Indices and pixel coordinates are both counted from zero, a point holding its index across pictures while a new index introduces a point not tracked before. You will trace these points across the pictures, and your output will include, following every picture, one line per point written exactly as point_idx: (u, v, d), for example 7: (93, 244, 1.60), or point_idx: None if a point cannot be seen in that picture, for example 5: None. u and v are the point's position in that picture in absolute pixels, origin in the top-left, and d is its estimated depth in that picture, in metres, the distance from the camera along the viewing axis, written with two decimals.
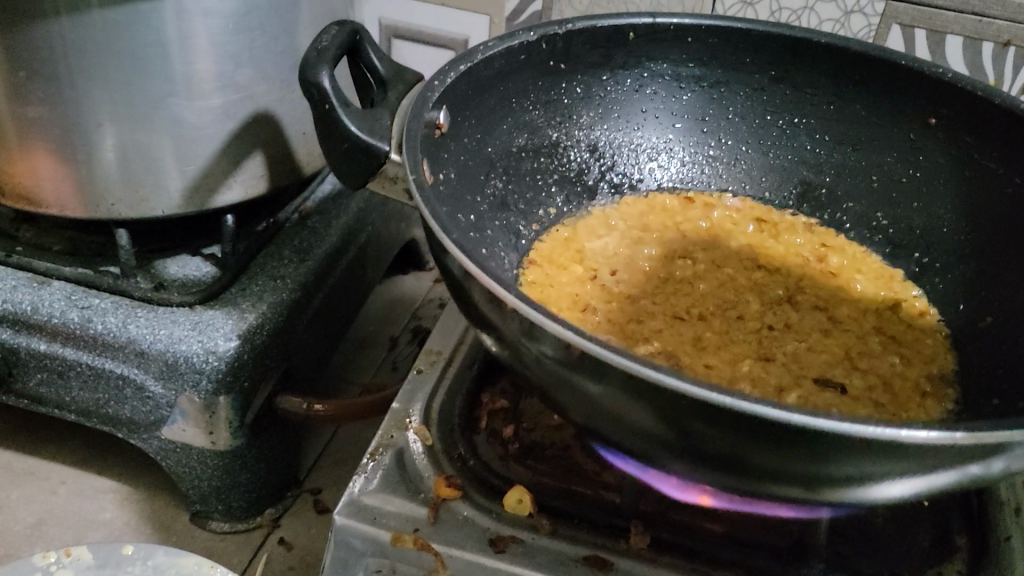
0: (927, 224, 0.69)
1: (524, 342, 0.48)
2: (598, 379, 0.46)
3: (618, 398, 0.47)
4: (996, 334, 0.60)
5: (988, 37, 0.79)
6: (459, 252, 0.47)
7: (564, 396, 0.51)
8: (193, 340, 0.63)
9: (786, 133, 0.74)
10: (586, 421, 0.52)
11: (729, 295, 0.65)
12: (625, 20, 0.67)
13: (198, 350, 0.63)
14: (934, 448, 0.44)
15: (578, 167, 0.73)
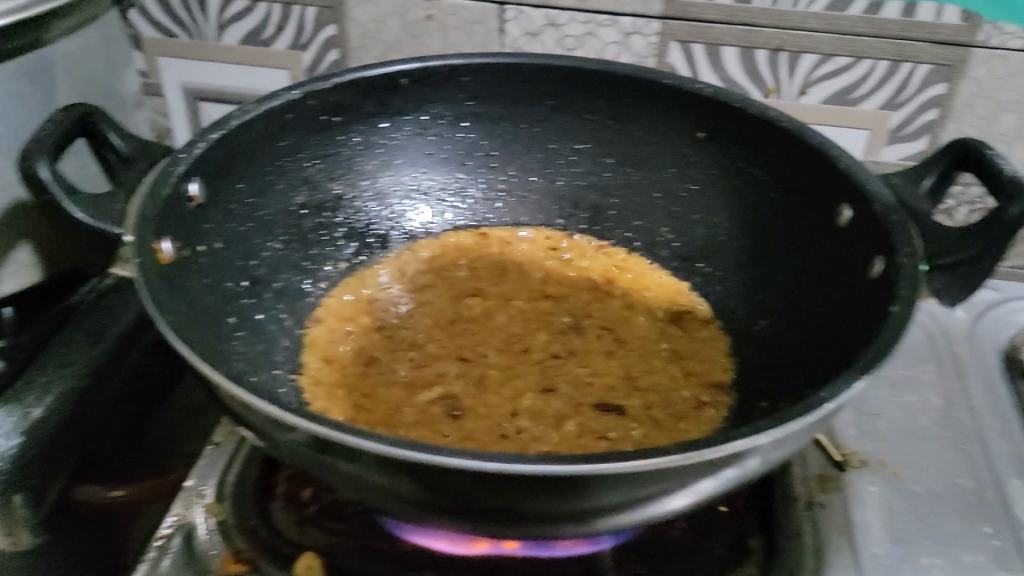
0: (705, 233, 0.72)
1: (272, 432, 0.47)
2: (346, 459, 0.46)
3: (372, 476, 0.47)
4: (770, 337, 0.64)
5: (760, 45, 0.82)
6: (190, 352, 0.46)
7: (327, 476, 0.50)
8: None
9: (572, 159, 0.75)
10: (355, 497, 0.51)
11: (515, 329, 0.68)
12: (395, 67, 0.67)
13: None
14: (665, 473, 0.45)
15: (366, 218, 0.74)
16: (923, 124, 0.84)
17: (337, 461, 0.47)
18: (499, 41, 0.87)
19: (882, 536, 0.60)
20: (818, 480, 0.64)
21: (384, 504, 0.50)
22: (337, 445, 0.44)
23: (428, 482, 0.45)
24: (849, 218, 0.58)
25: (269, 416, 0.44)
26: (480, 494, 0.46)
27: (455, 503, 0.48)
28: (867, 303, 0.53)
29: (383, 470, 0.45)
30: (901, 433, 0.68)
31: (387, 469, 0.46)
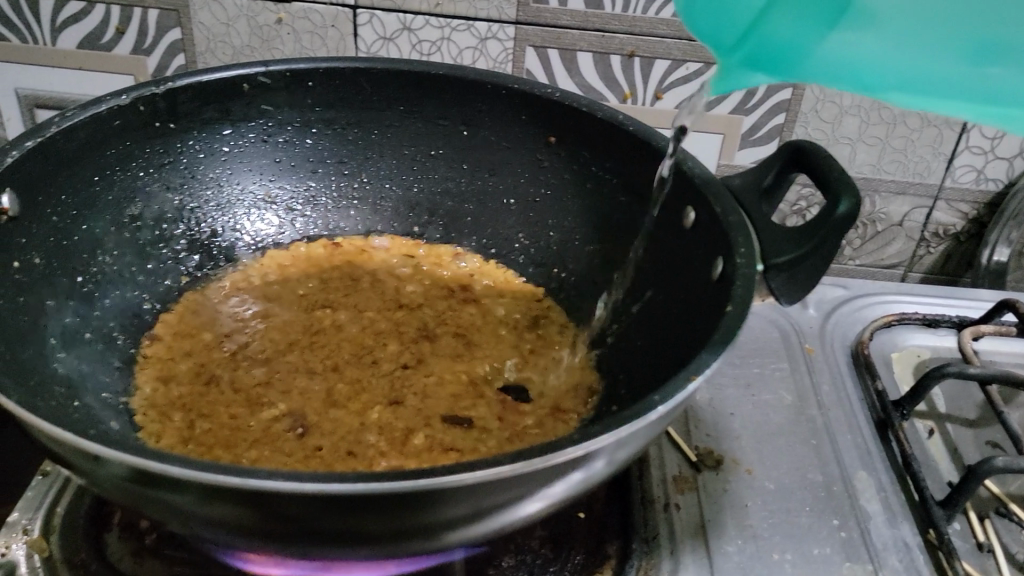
0: (562, 238, 0.72)
1: (88, 464, 0.43)
2: (173, 490, 0.42)
3: (201, 505, 0.43)
4: (620, 339, 0.64)
5: (614, 50, 0.83)
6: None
7: (152, 507, 0.46)
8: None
9: (426, 165, 0.74)
10: (187, 529, 0.47)
11: (366, 339, 0.67)
12: (233, 71, 0.64)
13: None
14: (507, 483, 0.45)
15: (210, 229, 0.71)
16: (773, 127, 0.86)
17: (164, 492, 0.43)
18: (354, 46, 0.85)
19: (736, 533, 0.61)
20: (674, 481, 0.64)
21: (219, 533, 0.46)
22: (150, 472, 0.41)
23: (263, 507, 0.42)
24: (693, 221, 0.58)
25: (78, 446, 0.40)
26: (321, 518, 0.43)
27: (300, 528, 0.44)
28: (710, 302, 0.53)
29: (214, 499, 0.42)
30: (756, 431, 0.69)
31: (209, 496, 0.43)
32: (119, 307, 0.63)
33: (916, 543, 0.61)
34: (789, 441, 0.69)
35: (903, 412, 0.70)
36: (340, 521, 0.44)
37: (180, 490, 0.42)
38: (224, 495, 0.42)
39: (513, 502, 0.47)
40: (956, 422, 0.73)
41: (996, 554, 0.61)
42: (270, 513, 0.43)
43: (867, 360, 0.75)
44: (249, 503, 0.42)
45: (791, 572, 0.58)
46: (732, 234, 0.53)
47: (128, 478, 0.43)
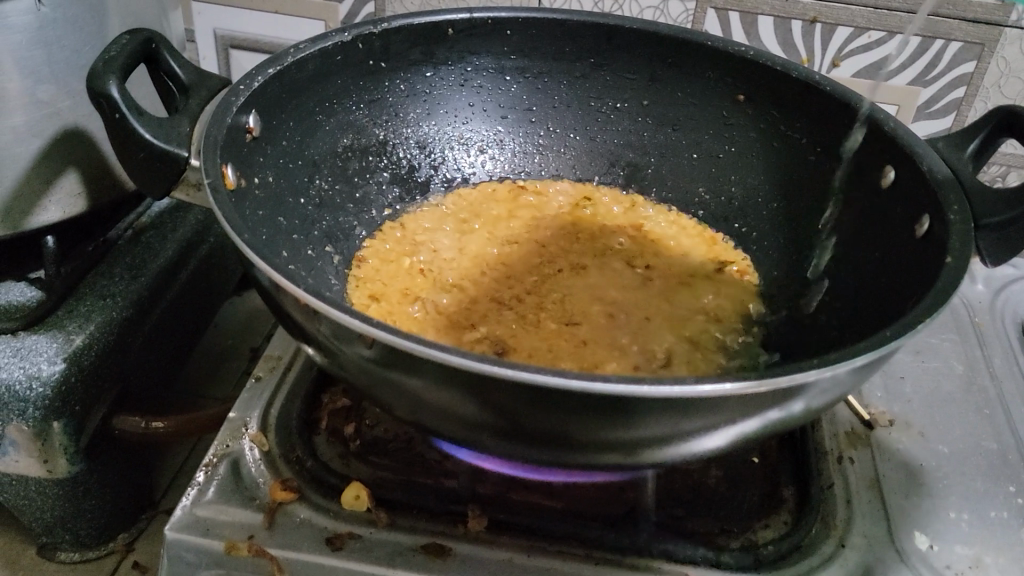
0: (744, 195, 0.73)
1: (338, 344, 0.48)
2: (415, 376, 0.46)
3: (441, 397, 0.47)
4: (804, 294, 0.66)
5: (796, 16, 0.83)
6: (269, 267, 0.45)
7: (387, 394, 0.50)
8: (9, 377, 0.60)
9: (611, 118, 0.76)
10: (416, 418, 0.51)
11: (552, 271, 0.69)
12: (442, 16, 0.67)
13: (24, 385, 0.60)
14: (728, 407, 0.46)
15: (409, 164, 0.75)
16: (951, 101, 0.86)
17: (406, 377, 0.47)
18: (537, 1, 0.88)
19: (911, 490, 0.62)
20: (847, 436, 0.66)
21: (443, 426, 0.50)
22: (405, 358, 0.44)
23: (494, 400, 0.45)
24: (893, 180, 0.59)
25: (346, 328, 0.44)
26: (544, 419, 0.46)
27: (523, 427, 0.47)
28: (916, 259, 0.54)
29: (452, 387, 0.45)
30: (928, 396, 0.70)
31: (450, 388, 0.46)
32: (332, 230, 0.67)
33: None
34: (962, 408, 0.69)
35: None
36: (561, 424, 0.46)
37: (422, 377, 0.46)
38: (463, 386, 0.45)
39: (723, 430, 0.49)
40: None
41: None
42: (499, 408, 0.46)
43: None
44: (482, 396, 0.45)
45: (968, 531, 0.59)
46: (942, 192, 0.53)
47: (374, 361, 0.47)
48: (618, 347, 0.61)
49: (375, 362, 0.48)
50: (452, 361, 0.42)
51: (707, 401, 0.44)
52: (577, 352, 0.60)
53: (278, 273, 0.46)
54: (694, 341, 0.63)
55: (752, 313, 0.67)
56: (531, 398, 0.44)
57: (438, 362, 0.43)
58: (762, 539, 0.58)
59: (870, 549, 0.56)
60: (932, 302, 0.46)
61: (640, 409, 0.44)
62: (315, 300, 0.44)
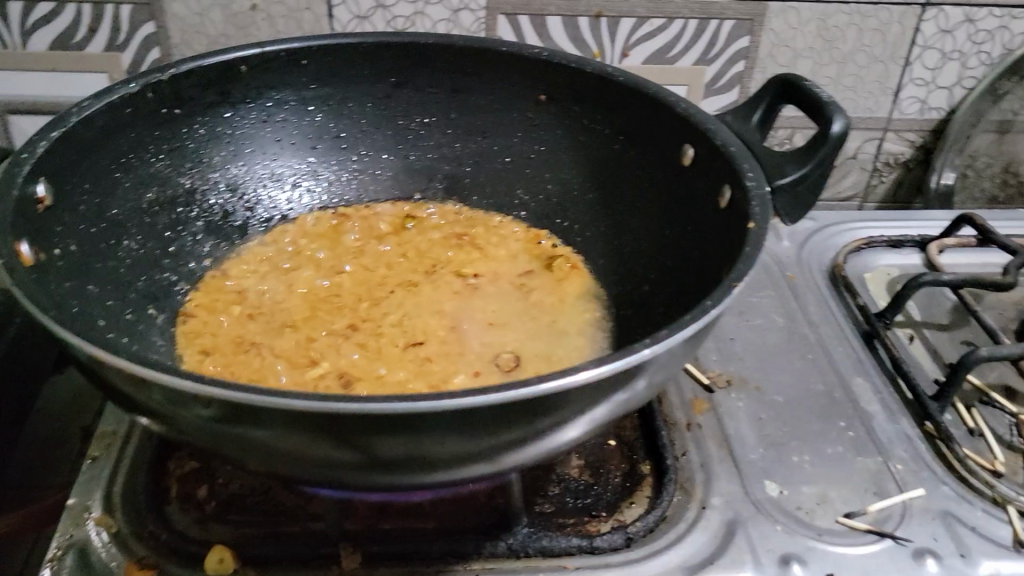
0: (561, 190, 0.75)
1: (174, 409, 0.46)
2: (261, 427, 0.45)
3: (291, 442, 0.46)
4: (631, 275, 0.68)
5: (581, 13, 0.87)
6: (83, 340, 0.43)
7: (235, 449, 0.48)
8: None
9: (420, 134, 0.77)
10: (270, 468, 0.50)
11: (387, 292, 0.69)
12: (232, 54, 0.65)
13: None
14: (573, 399, 0.47)
15: (222, 210, 0.72)
16: (734, 75, 0.92)
17: (251, 430, 0.45)
18: (329, 27, 0.87)
19: (756, 443, 0.65)
20: (693, 403, 0.69)
21: (299, 471, 0.49)
22: (246, 409, 0.43)
23: (346, 436, 0.45)
24: (693, 157, 0.62)
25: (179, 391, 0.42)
26: (400, 444, 0.46)
27: (381, 457, 0.47)
28: (724, 228, 0.57)
29: (301, 431, 0.44)
30: (758, 352, 0.75)
31: (298, 433, 0.45)
32: (151, 290, 0.64)
33: (916, 434, 0.67)
34: (789, 357, 0.74)
35: (886, 322, 0.76)
36: (418, 446, 0.46)
37: (268, 427, 0.45)
38: (311, 428, 0.44)
39: (572, 421, 0.50)
40: (932, 327, 0.79)
41: (987, 437, 0.66)
42: (352, 443, 0.45)
43: (844, 279, 0.82)
44: (333, 434, 0.45)
45: (811, 471, 0.63)
46: (737, 163, 0.57)
47: (216, 419, 0.45)
48: (462, 359, 0.61)
49: (216, 420, 0.46)
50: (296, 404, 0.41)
51: (554, 395, 0.45)
52: (423, 372, 0.60)
53: (95, 346, 0.43)
54: (537, 338, 0.64)
55: (586, 303, 0.69)
56: (383, 427, 0.44)
57: (281, 409, 0.43)
58: (630, 518, 0.60)
59: (729, 507, 0.60)
60: (742, 267, 0.49)
61: (490, 416, 0.45)
62: (140, 369, 0.42)
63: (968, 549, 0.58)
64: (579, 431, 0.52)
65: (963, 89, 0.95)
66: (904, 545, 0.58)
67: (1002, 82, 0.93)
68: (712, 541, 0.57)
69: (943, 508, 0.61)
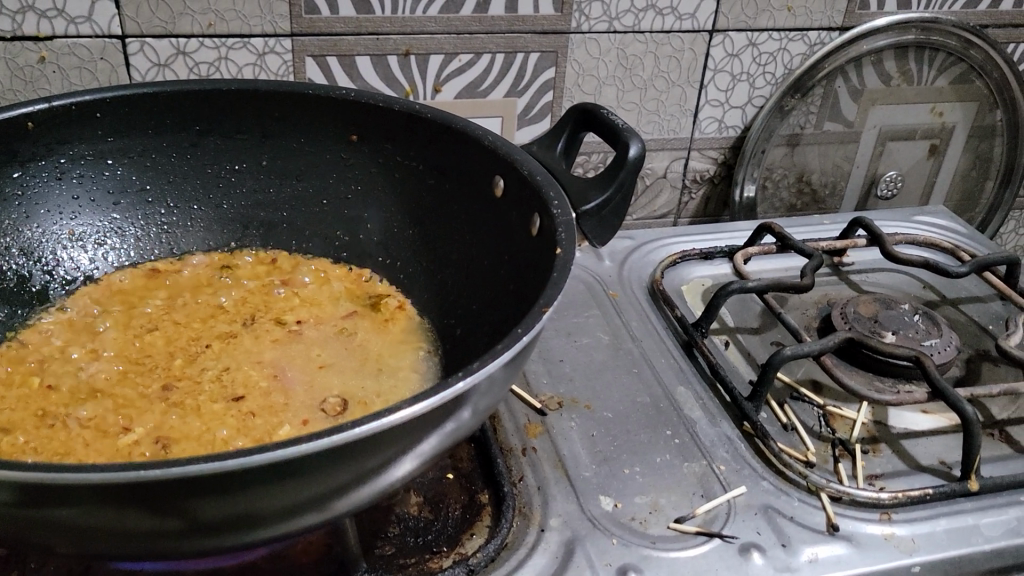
0: (381, 229, 0.75)
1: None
2: (65, 505, 0.42)
3: (96, 517, 0.43)
4: (454, 308, 0.69)
5: (389, 51, 0.87)
6: None
7: (38, 531, 0.45)
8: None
9: (231, 181, 0.75)
10: (80, 546, 0.47)
11: (204, 344, 0.66)
12: (15, 111, 0.62)
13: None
14: (395, 438, 0.47)
15: (17, 276, 0.68)
16: (544, 105, 0.95)
17: (54, 509, 0.43)
18: (127, 76, 0.84)
19: (589, 460, 0.67)
20: (527, 427, 0.70)
21: (114, 547, 0.46)
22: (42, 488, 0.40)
23: (159, 504, 0.43)
24: (503, 187, 0.63)
25: None
26: (220, 505, 0.44)
27: (203, 521, 0.45)
28: (536, 256, 0.59)
29: (109, 506, 0.42)
30: (586, 371, 0.77)
31: (104, 506, 0.43)
32: None
33: (736, 435, 0.70)
34: (616, 374, 0.77)
35: (702, 330, 0.80)
36: (239, 505, 0.45)
37: (73, 504, 0.42)
38: (121, 500, 0.42)
39: (399, 461, 0.50)
40: (744, 331, 0.83)
41: (799, 429, 0.71)
42: (166, 511, 0.43)
43: (662, 293, 0.85)
44: (146, 504, 0.43)
45: (642, 481, 0.65)
46: (543, 191, 0.59)
47: (15, 503, 0.43)
48: (287, 410, 0.60)
49: (11, 502, 0.43)
50: (100, 476, 0.39)
51: (374, 437, 0.45)
52: (246, 426, 0.58)
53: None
54: (365, 379, 0.64)
55: (413, 340, 0.69)
56: (200, 490, 0.42)
57: (86, 483, 0.40)
58: (471, 549, 0.60)
59: (568, 526, 0.61)
60: (550, 292, 0.50)
61: (308, 465, 0.44)
62: None
63: (788, 538, 0.61)
64: (407, 469, 0.51)
65: (755, 107, 1.02)
66: (732, 542, 0.61)
67: (787, 99, 1.00)
68: (552, 562, 0.58)
69: (763, 502, 0.64)
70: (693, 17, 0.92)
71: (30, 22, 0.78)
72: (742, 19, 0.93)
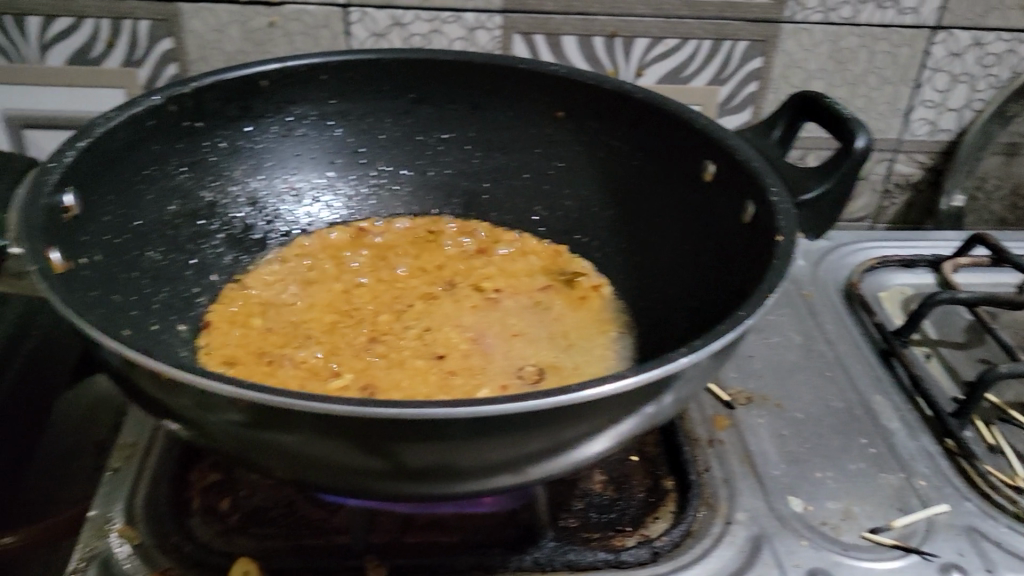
0: (580, 207, 0.75)
1: (205, 412, 0.45)
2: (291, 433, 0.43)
3: (318, 446, 0.44)
4: (651, 291, 0.68)
5: (597, 32, 0.87)
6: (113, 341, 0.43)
7: (265, 454, 0.46)
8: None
9: (439, 150, 0.77)
10: (296, 472, 0.47)
11: (407, 303, 0.68)
12: (251, 69, 0.66)
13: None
14: (615, 406, 0.43)
15: (243, 224, 0.72)
16: (746, 96, 0.93)
17: (278, 432, 0.43)
18: (346, 44, 0.87)
19: (779, 458, 0.65)
20: (713, 419, 0.69)
21: (330, 477, 0.47)
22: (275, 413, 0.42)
23: (370, 440, 0.42)
24: (714, 173, 0.62)
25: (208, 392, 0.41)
26: (432, 453, 0.43)
27: (415, 464, 0.44)
28: (746, 243, 0.57)
29: (329, 437, 0.42)
30: (776, 369, 0.74)
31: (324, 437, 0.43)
32: (173, 300, 0.64)
33: (937, 451, 0.67)
34: (808, 375, 0.74)
35: (903, 340, 0.76)
36: (446, 453, 0.43)
37: (296, 430, 0.43)
38: (340, 432, 0.42)
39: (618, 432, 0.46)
40: (949, 345, 0.79)
41: (1008, 454, 0.66)
42: (376, 448, 0.43)
43: (860, 298, 0.82)
44: (360, 439, 0.42)
45: (834, 486, 0.63)
46: (758, 178, 0.57)
47: (247, 424, 0.44)
48: (485, 373, 0.61)
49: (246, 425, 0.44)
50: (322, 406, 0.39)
51: (592, 404, 0.41)
52: (447, 385, 0.60)
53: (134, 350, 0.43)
54: (560, 352, 0.64)
55: (606, 319, 0.69)
56: (409, 433, 0.41)
57: (308, 411, 0.40)
58: (655, 532, 0.59)
59: (755, 521, 0.60)
60: (772, 278, 0.49)
61: (520, 424, 0.41)
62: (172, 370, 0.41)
63: (994, 564, 0.58)
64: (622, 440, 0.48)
65: (973, 111, 0.96)
66: (931, 560, 0.57)
67: (1010, 104, 0.94)
68: (738, 555, 0.57)
69: (967, 523, 0.61)
70: (916, 11, 0.87)
71: None
72: (970, 16, 0.88)
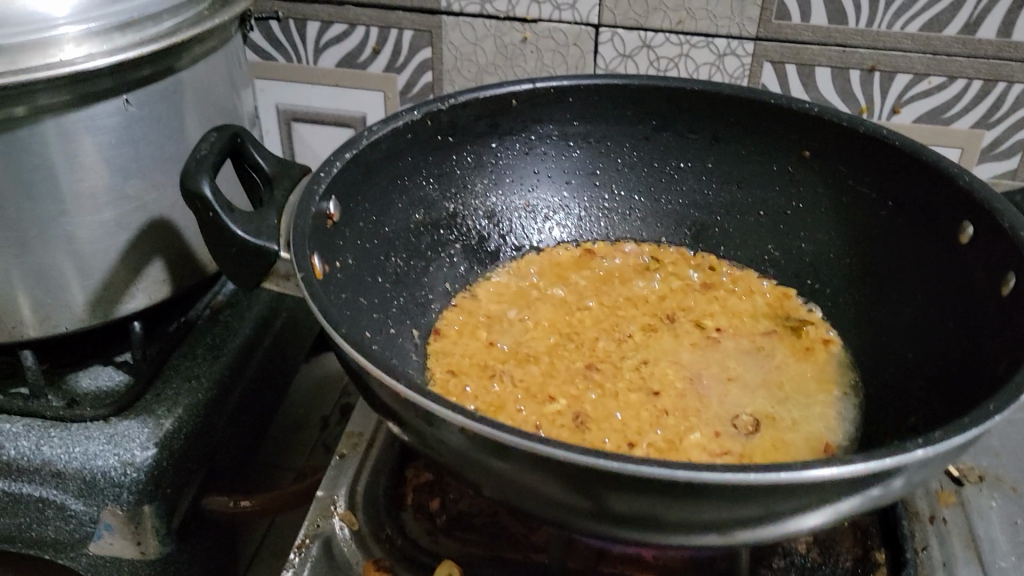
0: (816, 251, 0.72)
1: (427, 428, 0.46)
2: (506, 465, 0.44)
3: (528, 480, 0.44)
4: (881, 351, 0.64)
5: (854, 65, 0.83)
6: (356, 353, 0.46)
7: (476, 477, 0.47)
8: (115, 471, 0.63)
9: (674, 178, 0.77)
10: (503, 496, 0.48)
11: (626, 333, 0.69)
12: (505, 88, 0.68)
13: (127, 475, 0.63)
14: (834, 488, 0.41)
15: (479, 235, 0.75)
16: (1016, 142, 0.85)
17: (492, 460, 0.44)
18: (593, 63, 0.89)
19: (1009, 549, 0.60)
20: (938, 494, 0.65)
21: (533, 509, 0.47)
22: (491, 445, 0.43)
23: (582, 485, 0.42)
24: (972, 235, 0.57)
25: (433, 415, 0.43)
26: (640, 504, 0.43)
27: (621, 511, 0.44)
28: (999, 318, 0.52)
29: (543, 476, 0.43)
30: (1017, 450, 0.69)
31: (534, 473, 0.43)
32: (410, 304, 0.68)
33: None
34: None
35: None
36: (655, 507, 0.42)
37: (511, 463, 0.43)
38: (555, 472, 0.42)
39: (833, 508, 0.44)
40: None
41: None
42: (587, 493, 0.42)
43: None
44: (572, 481, 0.42)
45: None
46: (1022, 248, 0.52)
47: (464, 451, 0.45)
48: (698, 417, 0.60)
49: (462, 454, 0.46)
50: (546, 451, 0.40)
51: (811, 485, 0.40)
52: (659, 423, 0.60)
53: (373, 364, 0.45)
54: (778, 404, 0.62)
55: (831, 373, 0.66)
56: (624, 485, 0.41)
57: (527, 450, 0.41)
58: None
59: None
60: None
61: (734, 493, 0.41)
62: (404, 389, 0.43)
63: None
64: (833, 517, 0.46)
65: None
66: None
67: None
68: None
69: None
70: None
71: (522, 5, 0.86)
72: None
